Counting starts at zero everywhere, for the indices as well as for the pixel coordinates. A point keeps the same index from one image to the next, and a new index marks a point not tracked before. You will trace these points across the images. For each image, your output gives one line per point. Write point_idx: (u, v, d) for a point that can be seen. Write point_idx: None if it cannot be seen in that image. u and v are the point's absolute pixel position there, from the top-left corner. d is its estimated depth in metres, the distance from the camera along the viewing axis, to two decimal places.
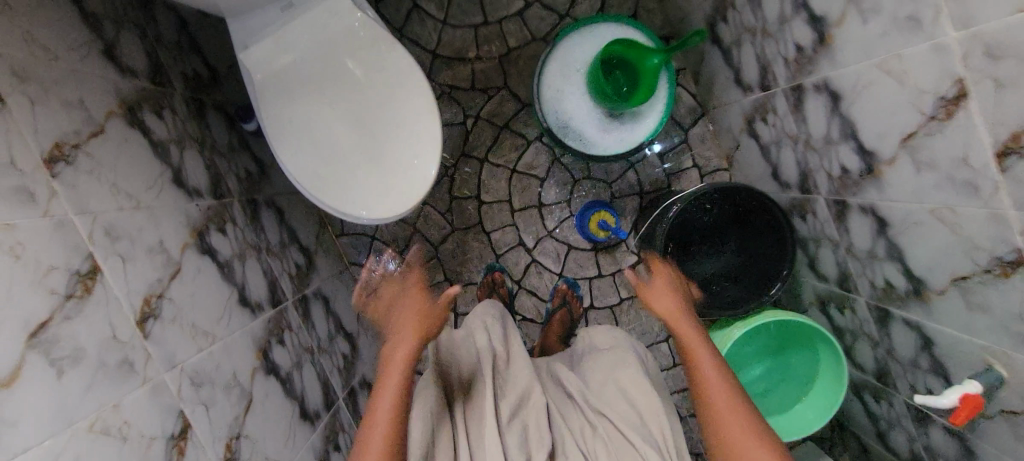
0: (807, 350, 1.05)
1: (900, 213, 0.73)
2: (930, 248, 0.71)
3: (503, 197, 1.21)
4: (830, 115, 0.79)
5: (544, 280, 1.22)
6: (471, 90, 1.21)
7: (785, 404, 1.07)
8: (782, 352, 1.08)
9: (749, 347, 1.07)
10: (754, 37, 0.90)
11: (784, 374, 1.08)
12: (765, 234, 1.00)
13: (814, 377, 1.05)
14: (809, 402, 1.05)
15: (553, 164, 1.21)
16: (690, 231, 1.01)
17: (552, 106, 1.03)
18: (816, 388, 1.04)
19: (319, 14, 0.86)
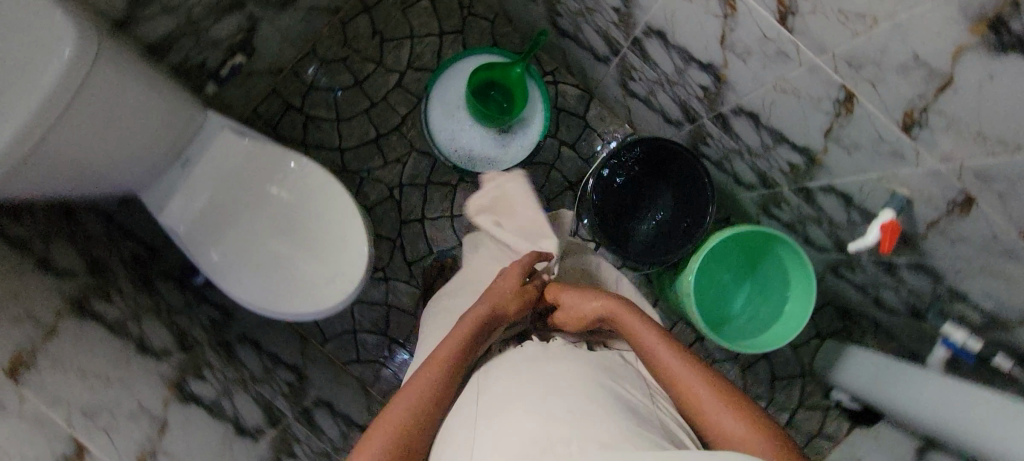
0: (771, 254, 1.09)
1: (759, 103, 0.80)
2: (791, 122, 0.78)
3: (454, 243, 1.29)
4: (664, 50, 0.88)
5: None
6: (385, 165, 1.30)
7: (769, 315, 1.11)
8: (755, 270, 1.13)
9: (719, 273, 1.14)
10: (585, 17, 1.01)
11: (765, 283, 1.12)
12: (684, 170, 1.13)
13: (788, 279, 1.08)
14: (794, 297, 1.07)
15: None
16: (610, 191, 1.13)
17: (452, 147, 1.13)
18: (794, 281, 1.07)
19: (212, 159, 0.95)
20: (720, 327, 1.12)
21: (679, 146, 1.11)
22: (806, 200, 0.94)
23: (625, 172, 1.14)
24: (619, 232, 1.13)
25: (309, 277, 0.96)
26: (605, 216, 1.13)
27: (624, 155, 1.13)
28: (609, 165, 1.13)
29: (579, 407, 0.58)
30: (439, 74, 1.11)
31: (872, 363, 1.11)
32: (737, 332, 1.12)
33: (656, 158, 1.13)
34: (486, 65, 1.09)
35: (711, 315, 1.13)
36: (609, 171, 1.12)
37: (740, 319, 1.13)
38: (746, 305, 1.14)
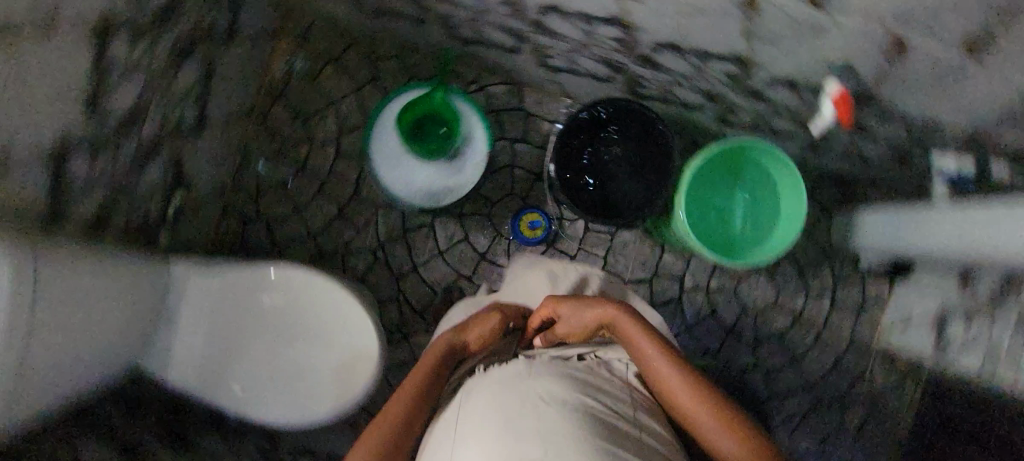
0: (752, 165, 1.11)
1: (671, 32, 0.80)
2: (706, 38, 0.78)
3: (453, 275, 1.32)
4: (562, 20, 0.89)
5: None
6: (359, 232, 1.32)
7: (770, 221, 1.11)
8: (743, 183, 1.13)
9: (710, 195, 1.13)
10: (480, 19, 1.01)
11: (756, 192, 1.12)
12: (634, 119, 1.14)
13: (775, 181, 1.10)
14: (788, 195, 1.08)
15: (463, 222, 1.33)
16: (572, 161, 1.15)
17: (411, 189, 1.11)
18: (780, 182, 1.09)
19: (191, 307, 0.96)
20: (725, 248, 1.10)
21: (623, 99, 1.12)
22: (754, 99, 0.94)
23: (585, 145, 1.16)
24: (598, 203, 1.15)
25: (332, 372, 0.97)
26: (577, 189, 1.15)
27: (577, 129, 1.15)
28: (567, 141, 1.15)
29: (550, 413, 0.65)
30: (370, 131, 1.10)
31: (888, 217, 1.11)
32: (741, 247, 1.10)
33: (606, 118, 1.14)
34: (410, 103, 1.08)
35: (713, 238, 1.10)
36: (569, 148, 1.15)
37: (742, 234, 1.12)
38: (746, 217, 1.12)
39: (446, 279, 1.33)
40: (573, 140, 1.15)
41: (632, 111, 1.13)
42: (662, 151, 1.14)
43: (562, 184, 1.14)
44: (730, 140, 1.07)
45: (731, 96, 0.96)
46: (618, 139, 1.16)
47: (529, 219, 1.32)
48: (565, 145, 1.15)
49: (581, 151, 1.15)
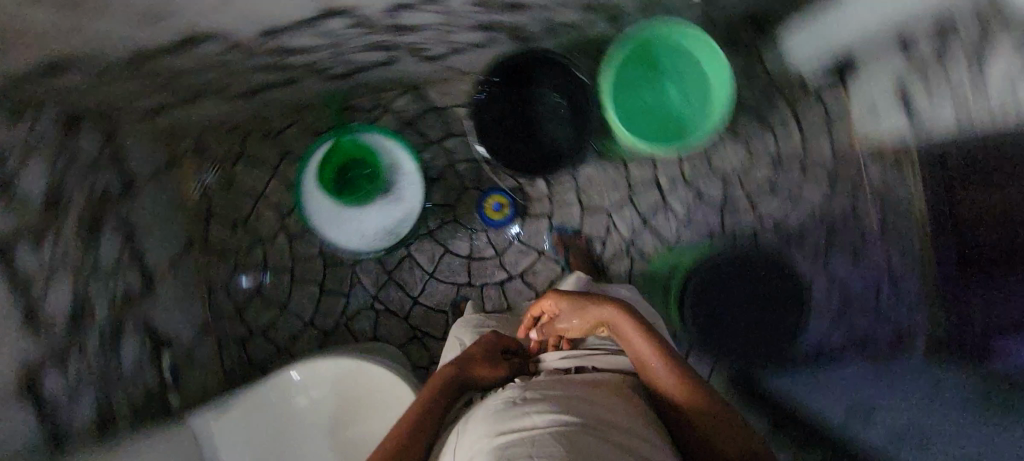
0: (666, 47, 1.10)
1: None
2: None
3: (452, 287, 1.33)
4: (412, 11, 0.87)
5: (536, 267, 1.34)
6: (348, 295, 1.33)
7: (701, 95, 1.09)
8: (664, 67, 1.11)
9: (637, 93, 1.11)
10: (344, 48, 0.98)
11: (680, 71, 1.10)
12: (537, 68, 1.15)
13: (694, 55, 1.08)
14: (709, 64, 1.06)
15: (435, 236, 1.33)
16: (495, 129, 1.19)
17: (368, 238, 1.09)
18: (699, 54, 1.07)
19: (225, 442, 0.98)
20: (668, 136, 1.10)
21: (518, 54, 1.13)
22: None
23: (508, 108, 1.18)
24: (535, 156, 1.17)
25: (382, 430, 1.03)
26: (508, 151, 1.18)
27: (495, 98, 1.18)
28: (490, 114, 1.19)
29: (551, 443, 0.55)
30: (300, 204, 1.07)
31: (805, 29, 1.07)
32: (682, 129, 1.10)
33: (510, 78, 1.16)
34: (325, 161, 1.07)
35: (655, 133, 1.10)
36: (495, 118, 1.19)
37: (679, 116, 1.11)
38: (678, 96, 1.11)
39: (449, 295, 1.33)
40: (489, 108, 1.19)
41: (538, 58, 1.14)
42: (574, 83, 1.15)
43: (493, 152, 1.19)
44: (632, 34, 1.06)
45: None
46: (537, 87, 1.17)
47: (491, 204, 1.31)
48: (489, 117, 1.19)
49: (500, 115, 1.19)
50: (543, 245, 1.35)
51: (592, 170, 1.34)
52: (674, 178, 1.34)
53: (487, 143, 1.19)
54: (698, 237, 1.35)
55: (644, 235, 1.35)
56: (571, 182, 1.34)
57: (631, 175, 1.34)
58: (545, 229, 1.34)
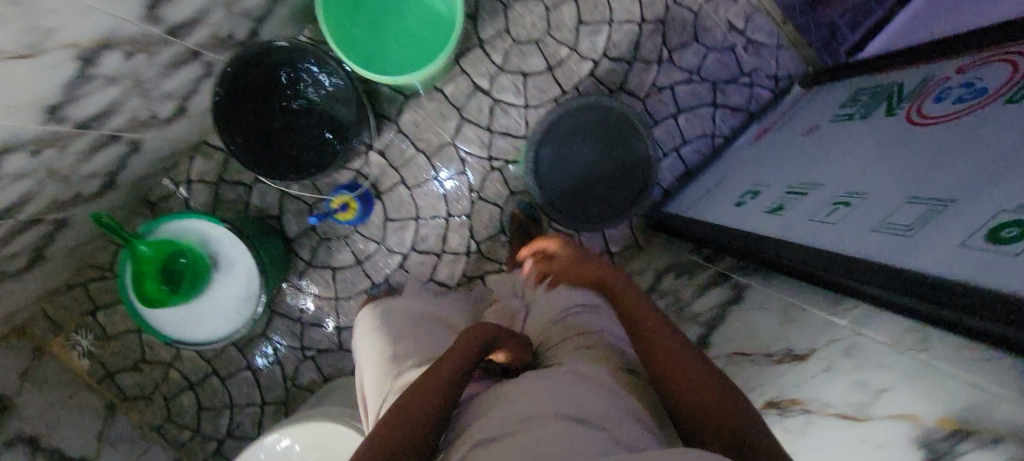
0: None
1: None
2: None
3: (361, 298, 1.30)
4: (83, 93, 0.78)
5: (422, 234, 1.29)
6: (278, 362, 1.30)
7: (426, 8, 1.05)
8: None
9: (352, 15, 1.02)
10: (66, 169, 0.90)
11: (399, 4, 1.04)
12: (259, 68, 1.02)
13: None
14: None
15: (315, 264, 1.28)
16: (248, 140, 1.03)
17: (219, 318, 1.02)
18: None
19: None
20: (410, 60, 1.05)
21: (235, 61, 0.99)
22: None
23: (251, 114, 1.03)
24: (321, 153, 1.06)
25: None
26: (273, 156, 1.05)
27: (239, 102, 1.01)
28: (244, 125, 1.03)
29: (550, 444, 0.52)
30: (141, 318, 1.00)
31: None
32: (422, 45, 1.05)
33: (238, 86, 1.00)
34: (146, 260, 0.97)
35: (389, 61, 1.04)
36: (251, 128, 1.04)
37: (410, 31, 1.05)
38: (395, 9, 1.04)
39: (365, 305, 1.30)
40: (231, 122, 1.00)
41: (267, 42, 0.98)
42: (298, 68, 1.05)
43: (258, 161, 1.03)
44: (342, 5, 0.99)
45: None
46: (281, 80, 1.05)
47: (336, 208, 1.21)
48: (244, 131, 1.02)
49: (244, 123, 1.02)
50: (414, 211, 1.28)
51: (413, 112, 1.25)
52: (492, 72, 1.25)
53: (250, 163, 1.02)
54: (547, 112, 1.27)
55: (499, 143, 1.28)
56: (402, 138, 1.25)
57: (450, 95, 1.25)
58: (407, 195, 1.27)
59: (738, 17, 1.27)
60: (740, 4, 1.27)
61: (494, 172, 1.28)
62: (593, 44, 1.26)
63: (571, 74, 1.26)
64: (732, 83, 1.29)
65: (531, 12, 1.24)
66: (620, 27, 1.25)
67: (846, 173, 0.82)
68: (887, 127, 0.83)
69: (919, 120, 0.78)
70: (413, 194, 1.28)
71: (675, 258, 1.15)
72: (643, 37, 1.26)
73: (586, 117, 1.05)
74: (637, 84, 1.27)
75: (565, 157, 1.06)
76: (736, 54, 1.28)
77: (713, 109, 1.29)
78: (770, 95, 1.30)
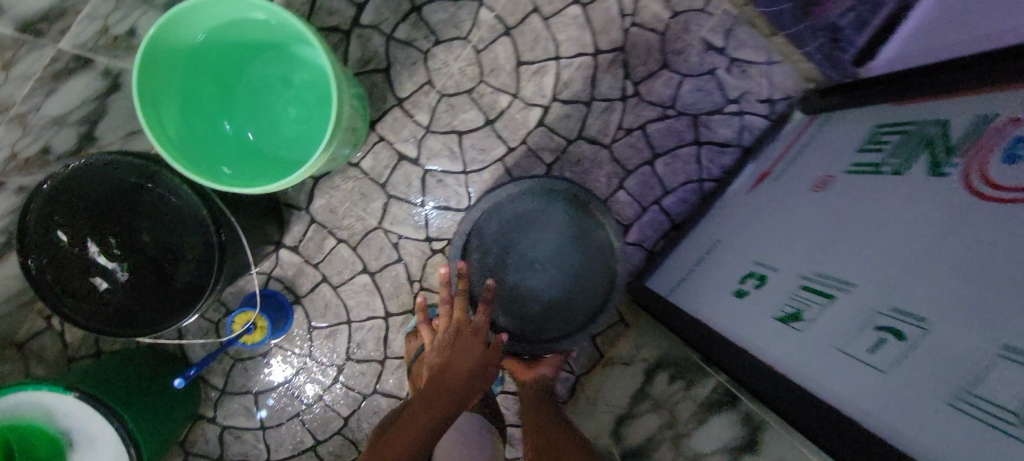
0: (236, 74, 0.80)
1: None
2: None
3: (294, 422, 1.07)
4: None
5: (356, 338, 1.06)
6: None
7: (310, 73, 0.81)
8: (229, 56, 0.78)
9: (214, 100, 0.79)
10: None
11: (270, 79, 0.81)
12: (78, 206, 0.74)
13: (261, 57, 0.80)
14: (282, 50, 0.80)
15: (233, 388, 1.06)
16: (106, 299, 0.76)
17: None
18: (268, 47, 0.79)
19: None
20: (303, 141, 0.83)
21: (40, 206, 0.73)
22: (46, 16, 0.60)
23: (88, 269, 0.75)
24: (195, 273, 0.76)
25: None
26: (140, 307, 0.77)
27: (64, 269, 0.75)
28: (81, 281, 0.75)
29: None
30: None
31: None
32: (311, 121, 0.82)
33: (60, 237, 0.74)
34: None
35: (274, 147, 0.82)
36: (92, 283, 0.76)
37: (296, 106, 0.82)
38: (275, 80, 0.82)
39: (299, 431, 1.07)
40: (73, 286, 0.75)
41: (75, 167, 0.73)
42: (125, 189, 0.75)
43: (123, 321, 0.77)
44: (188, 95, 0.75)
45: (36, 44, 0.62)
46: (104, 215, 0.75)
47: (241, 331, 0.97)
48: (82, 294, 0.76)
49: (93, 283, 0.76)
50: (343, 312, 1.05)
51: (328, 194, 1.02)
52: (418, 136, 1.02)
53: (106, 329, 0.76)
54: (492, 176, 1.03)
55: (437, 218, 1.04)
56: (317, 228, 1.03)
57: (370, 170, 1.02)
58: (333, 294, 1.04)
59: (714, 32, 1.03)
60: (716, 16, 1.02)
61: (437, 255, 1.04)
62: (538, 87, 1.02)
63: (515, 126, 1.02)
64: (716, 114, 1.04)
65: (458, 56, 1.00)
66: (568, 62, 1.01)
67: (876, 266, 0.58)
68: (930, 196, 0.59)
69: (980, 186, 0.53)
70: (340, 291, 1.04)
71: (665, 352, 0.90)
72: (599, 70, 1.02)
73: (522, 209, 0.83)
74: (598, 129, 1.03)
75: (501, 256, 0.83)
76: (718, 78, 1.04)
77: (697, 148, 1.05)
78: (765, 123, 1.05)
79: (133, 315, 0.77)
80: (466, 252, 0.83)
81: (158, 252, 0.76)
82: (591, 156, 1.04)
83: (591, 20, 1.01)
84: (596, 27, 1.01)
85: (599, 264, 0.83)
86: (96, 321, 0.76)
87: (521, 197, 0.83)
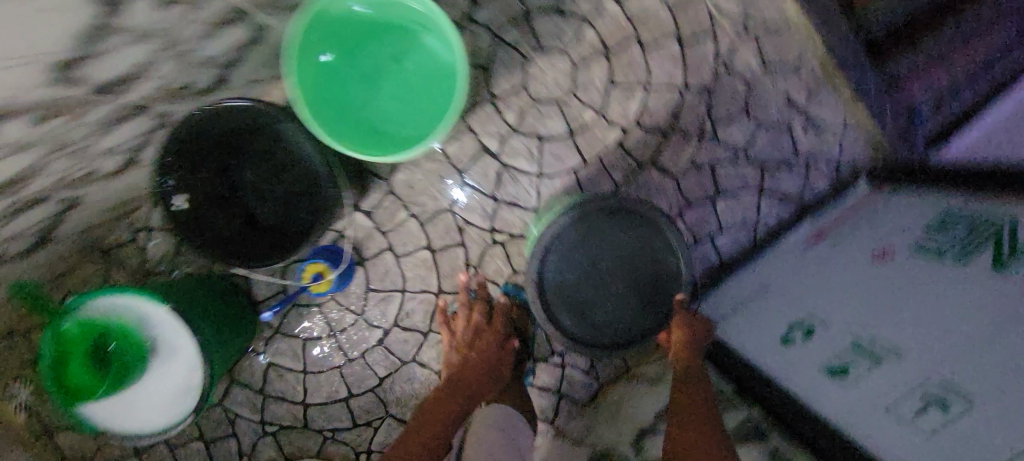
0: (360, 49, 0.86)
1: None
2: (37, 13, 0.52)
3: (334, 372, 1.14)
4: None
5: (406, 308, 1.13)
6: (232, 437, 1.13)
7: (426, 55, 0.87)
8: (359, 31, 0.85)
9: (338, 69, 0.85)
10: None
11: (390, 57, 0.87)
12: (213, 140, 0.86)
13: (385, 36, 0.86)
14: (404, 32, 0.86)
15: (287, 329, 1.13)
16: (211, 220, 0.88)
17: (154, 419, 0.87)
18: (393, 29, 0.86)
19: None
20: (409, 118, 0.88)
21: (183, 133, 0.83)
22: None
23: (206, 191, 0.87)
24: (292, 219, 0.90)
25: None
26: (239, 237, 0.90)
27: (184, 186, 0.85)
28: (194, 201, 0.87)
29: None
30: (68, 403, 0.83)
31: None
32: (419, 100, 0.87)
33: (190, 158, 0.85)
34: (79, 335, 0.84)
35: (381, 119, 0.87)
36: (204, 205, 0.87)
37: (409, 85, 0.88)
38: (389, 58, 0.87)
39: (337, 381, 1.14)
40: (187, 204, 0.86)
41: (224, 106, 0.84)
42: (257, 135, 0.87)
43: (224, 244, 0.89)
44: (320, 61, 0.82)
45: None
46: (233, 151, 0.88)
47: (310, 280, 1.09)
48: (194, 211, 0.87)
49: (204, 206, 0.88)
50: (400, 281, 1.12)
51: (409, 170, 1.09)
52: (503, 133, 1.08)
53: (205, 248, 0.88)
54: (563, 183, 1.09)
55: (504, 212, 1.10)
56: (393, 199, 1.10)
57: (452, 155, 1.09)
58: (394, 262, 1.12)
59: (798, 90, 1.08)
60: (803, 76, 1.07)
61: (497, 246, 1.11)
62: (624, 110, 1.08)
63: (594, 141, 1.08)
64: (783, 167, 1.10)
65: (555, 67, 1.06)
66: (656, 92, 1.07)
67: (922, 338, 0.66)
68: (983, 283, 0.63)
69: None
70: (401, 261, 1.11)
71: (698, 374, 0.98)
72: (683, 105, 1.08)
73: (601, 224, 0.88)
74: (670, 159, 1.09)
75: (572, 264, 0.89)
76: (792, 134, 1.09)
77: (759, 195, 1.10)
78: (827, 185, 1.10)
79: (232, 240, 0.89)
80: (544, 256, 0.88)
81: (267, 192, 0.90)
82: (658, 184, 1.09)
83: (687, 57, 1.06)
84: (690, 64, 1.06)
85: (651, 284, 0.90)
86: (201, 239, 0.87)
87: (600, 211, 0.88)
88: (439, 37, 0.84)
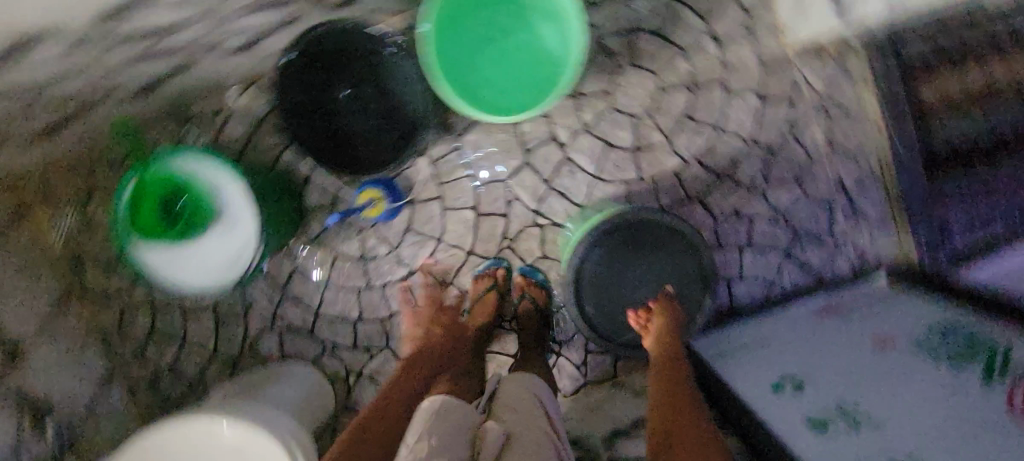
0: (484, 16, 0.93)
1: None
2: None
3: (353, 292, 1.22)
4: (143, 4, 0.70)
5: (436, 256, 1.20)
6: (243, 322, 1.20)
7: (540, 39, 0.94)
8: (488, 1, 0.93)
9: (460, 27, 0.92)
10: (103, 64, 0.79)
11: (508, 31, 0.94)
12: (334, 53, 0.96)
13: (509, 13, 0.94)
14: (527, 13, 0.93)
15: (323, 241, 1.21)
16: (316, 125, 0.99)
17: (193, 276, 0.94)
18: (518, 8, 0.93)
19: None
20: (508, 90, 0.94)
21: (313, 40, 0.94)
22: None
23: (316, 97, 0.97)
24: (385, 141, 1.01)
25: None
26: (334, 145, 1.00)
27: (302, 90, 0.97)
28: (307, 106, 0.98)
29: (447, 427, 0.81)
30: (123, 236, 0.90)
31: None
32: (521, 77, 0.94)
33: (313, 65, 0.96)
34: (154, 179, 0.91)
35: (483, 82, 0.93)
36: (314, 111, 0.98)
37: (516, 61, 0.95)
38: (507, 33, 0.94)
39: (353, 302, 1.22)
40: (302, 106, 0.97)
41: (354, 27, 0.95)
42: (368, 57, 0.97)
43: (323, 151, 1.00)
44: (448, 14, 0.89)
45: None
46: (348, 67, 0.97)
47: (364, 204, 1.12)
48: (307, 115, 0.98)
49: (314, 112, 0.98)
50: (438, 230, 1.19)
51: (479, 134, 1.17)
52: (576, 129, 1.15)
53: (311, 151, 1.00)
54: (614, 191, 1.17)
55: (552, 199, 1.18)
56: (457, 156, 1.17)
57: (523, 134, 1.16)
58: (439, 212, 1.19)
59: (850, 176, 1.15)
60: None
61: (536, 227, 1.19)
62: (689, 143, 1.15)
63: (654, 163, 1.16)
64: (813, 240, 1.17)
65: (642, 84, 1.13)
66: (723, 136, 1.14)
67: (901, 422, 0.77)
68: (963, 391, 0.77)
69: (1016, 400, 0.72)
70: (445, 213, 1.19)
71: None
72: (744, 156, 1.15)
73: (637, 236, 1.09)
74: (716, 200, 1.16)
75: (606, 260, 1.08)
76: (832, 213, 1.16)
77: (784, 258, 1.18)
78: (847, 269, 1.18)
79: (328, 148, 1.00)
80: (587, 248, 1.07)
81: (366, 112, 0.99)
82: (698, 218, 1.17)
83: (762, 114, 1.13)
84: (763, 121, 1.13)
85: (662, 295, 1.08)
86: (308, 139, 0.99)
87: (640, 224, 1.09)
88: (556, 26, 0.91)
